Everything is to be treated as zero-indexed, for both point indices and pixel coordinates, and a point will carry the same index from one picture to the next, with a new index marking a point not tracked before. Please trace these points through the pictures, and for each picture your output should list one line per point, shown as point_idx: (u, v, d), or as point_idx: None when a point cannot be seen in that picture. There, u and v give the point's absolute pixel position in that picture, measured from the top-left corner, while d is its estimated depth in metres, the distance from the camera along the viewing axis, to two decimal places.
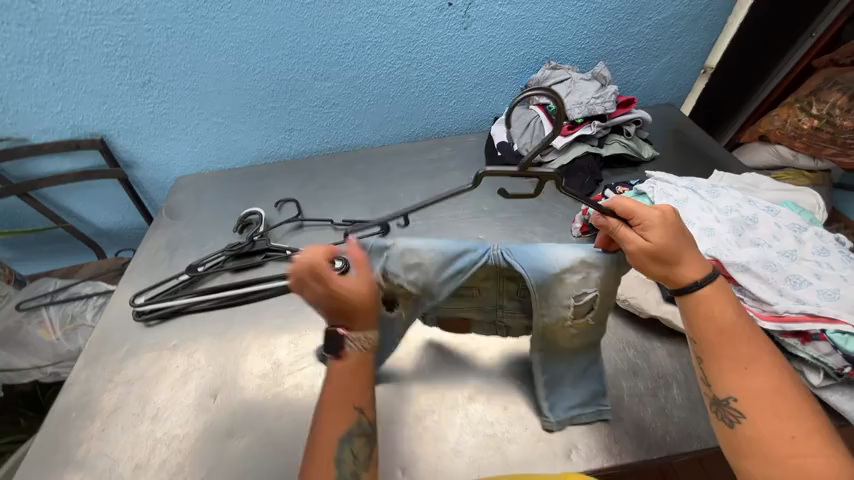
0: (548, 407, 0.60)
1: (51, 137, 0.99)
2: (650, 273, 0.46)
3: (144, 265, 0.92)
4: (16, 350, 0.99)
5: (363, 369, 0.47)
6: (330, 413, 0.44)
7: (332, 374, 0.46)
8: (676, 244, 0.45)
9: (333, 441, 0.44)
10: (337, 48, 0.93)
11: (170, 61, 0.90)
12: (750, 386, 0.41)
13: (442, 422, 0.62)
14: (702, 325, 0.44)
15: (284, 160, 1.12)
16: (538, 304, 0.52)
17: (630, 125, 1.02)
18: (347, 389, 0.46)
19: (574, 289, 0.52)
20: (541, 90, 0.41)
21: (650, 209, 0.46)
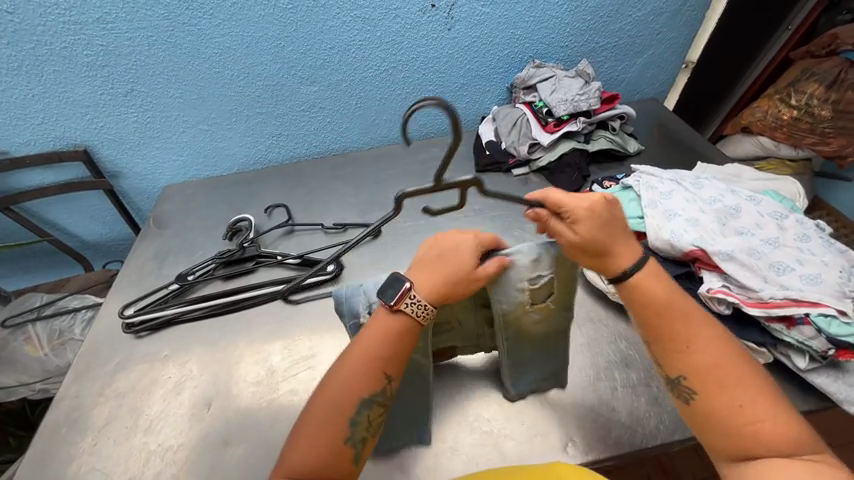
0: (510, 383, 0.62)
1: (33, 150, 0.97)
2: (583, 263, 0.48)
3: (132, 276, 0.91)
4: (3, 368, 0.97)
5: (407, 336, 0.47)
6: (357, 374, 0.45)
7: (369, 333, 0.46)
8: (607, 235, 0.46)
9: (354, 403, 0.44)
10: (322, 52, 0.93)
11: (152, 70, 0.90)
12: (696, 362, 0.42)
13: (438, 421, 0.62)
14: (642, 308, 0.45)
15: (272, 165, 1.12)
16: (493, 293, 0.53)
17: (615, 120, 1.04)
18: (374, 358, 0.45)
19: (529, 272, 0.52)
20: (431, 100, 0.38)
21: (578, 201, 0.46)
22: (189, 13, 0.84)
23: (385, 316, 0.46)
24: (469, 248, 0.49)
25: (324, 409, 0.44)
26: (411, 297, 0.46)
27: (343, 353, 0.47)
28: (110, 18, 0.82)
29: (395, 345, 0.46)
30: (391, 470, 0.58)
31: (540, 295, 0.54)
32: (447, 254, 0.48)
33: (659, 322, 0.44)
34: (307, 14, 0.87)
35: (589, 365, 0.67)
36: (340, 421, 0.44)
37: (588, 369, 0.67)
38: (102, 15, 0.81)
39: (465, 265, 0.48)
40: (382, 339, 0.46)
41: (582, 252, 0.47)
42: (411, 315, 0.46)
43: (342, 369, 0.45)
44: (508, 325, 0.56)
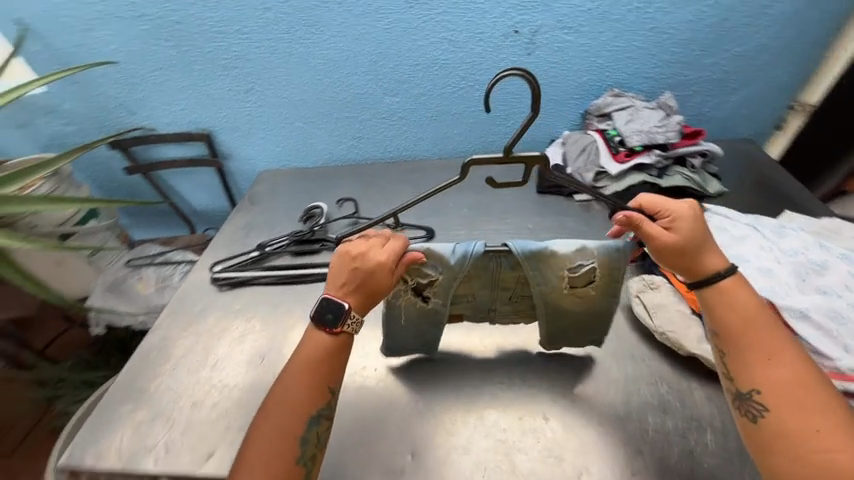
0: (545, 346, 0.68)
1: (172, 129, 1.21)
2: (676, 267, 0.49)
3: (224, 240, 1.08)
4: (120, 298, 1.20)
5: (343, 349, 0.53)
6: (304, 392, 0.50)
7: (308, 347, 0.52)
8: (700, 240, 0.48)
9: (302, 421, 0.50)
10: (408, 69, 1.03)
11: (269, 73, 1.07)
12: (773, 378, 0.44)
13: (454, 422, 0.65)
14: (721, 317, 0.47)
15: (350, 164, 1.25)
16: (532, 273, 0.59)
17: (696, 157, 0.98)
18: (315, 376, 0.51)
19: (569, 261, 0.59)
20: (516, 69, 0.45)
21: (677, 204, 0.49)
22: (306, 29, 1.00)
23: (326, 336, 0.52)
24: (381, 261, 0.51)
25: (273, 425, 0.50)
26: (351, 322, 0.51)
27: (284, 374, 0.52)
28: (247, 30, 1.01)
29: (334, 359, 0.52)
30: (403, 452, 0.62)
31: (581, 281, 0.60)
32: (362, 270, 0.51)
33: (737, 333, 0.46)
34: (401, 34, 0.98)
35: (622, 400, 0.64)
36: (289, 440, 0.49)
37: (618, 405, 0.64)
38: (241, 27, 1.01)
39: (381, 280, 0.51)
40: (322, 356, 0.52)
41: (673, 254, 0.49)
42: (350, 330, 0.51)
43: (287, 389, 0.51)
44: (546, 303, 0.62)
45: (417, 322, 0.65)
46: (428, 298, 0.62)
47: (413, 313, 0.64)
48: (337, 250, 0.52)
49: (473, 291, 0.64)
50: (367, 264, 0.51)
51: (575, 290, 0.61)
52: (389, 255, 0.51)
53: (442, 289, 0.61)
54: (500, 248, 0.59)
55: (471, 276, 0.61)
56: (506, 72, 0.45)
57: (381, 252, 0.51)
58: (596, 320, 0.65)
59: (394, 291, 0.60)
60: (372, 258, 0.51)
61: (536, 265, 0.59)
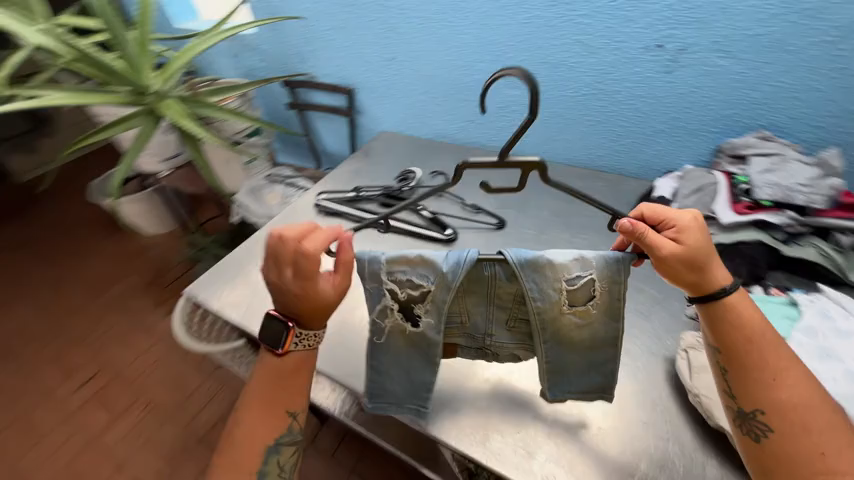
0: (548, 388, 0.65)
1: (327, 79, 1.47)
2: (682, 279, 0.50)
3: (334, 178, 1.30)
4: (256, 200, 1.55)
5: (297, 386, 0.65)
6: (259, 426, 0.62)
7: (261, 382, 0.63)
8: (707, 253, 0.49)
9: (263, 447, 0.63)
10: (534, 65, 1.05)
11: (412, 48, 1.21)
12: (775, 400, 0.48)
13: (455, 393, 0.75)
14: (730, 337, 0.50)
15: (455, 144, 1.34)
16: (530, 284, 0.58)
17: (847, 235, 0.80)
18: (273, 409, 0.63)
19: (568, 272, 0.58)
20: (512, 70, 0.49)
21: (682, 213, 0.50)
22: (452, 12, 1.09)
23: (277, 359, 0.63)
24: (303, 281, 0.55)
25: (234, 456, 0.61)
26: (295, 343, 0.62)
27: (239, 417, 0.63)
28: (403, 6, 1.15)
29: (288, 385, 0.64)
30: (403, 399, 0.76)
31: (581, 297, 0.59)
32: (297, 298, 0.58)
33: (742, 353, 0.50)
34: (537, 30, 1.00)
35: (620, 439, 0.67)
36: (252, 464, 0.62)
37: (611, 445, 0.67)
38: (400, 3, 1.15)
39: (319, 292, 0.58)
40: (272, 386, 0.63)
41: (683, 267, 0.49)
42: (301, 350, 0.63)
43: (242, 427, 0.62)
44: (545, 324, 0.60)
45: (403, 349, 0.67)
46: (417, 321, 0.64)
47: (401, 339, 0.66)
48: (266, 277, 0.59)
49: (465, 310, 0.64)
50: (291, 283, 0.56)
51: (578, 311, 0.60)
52: (309, 269, 0.54)
53: (431, 308, 0.61)
54: (495, 254, 0.59)
55: (467, 289, 0.63)
56: (504, 72, 0.49)
57: (298, 272, 0.55)
58: (597, 343, 0.63)
59: (383, 308, 0.63)
60: (295, 275, 0.55)
61: (531, 275, 0.57)
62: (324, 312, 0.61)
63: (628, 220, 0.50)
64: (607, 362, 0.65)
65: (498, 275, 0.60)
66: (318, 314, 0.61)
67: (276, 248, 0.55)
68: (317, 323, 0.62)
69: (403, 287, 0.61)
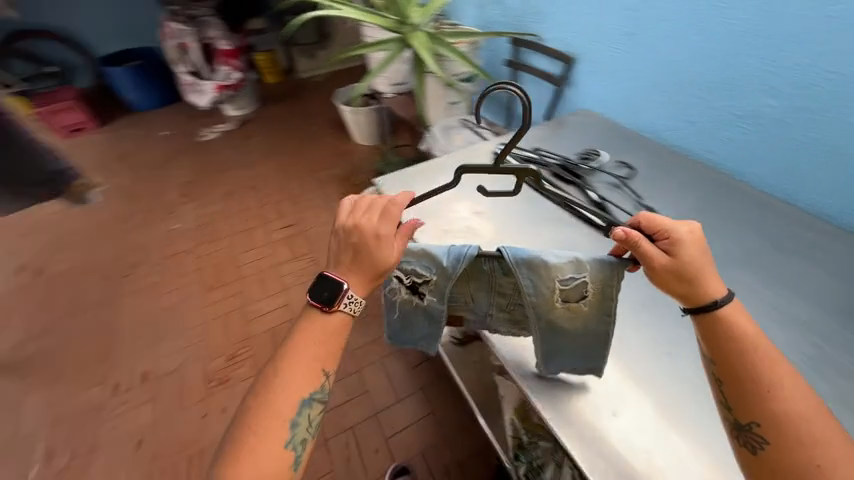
0: (543, 364, 0.81)
1: (554, 44, 1.55)
2: (676, 290, 0.55)
3: (518, 137, 1.38)
4: (444, 137, 1.73)
5: (336, 338, 0.63)
6: (298, 380, 0.60)
7: (304, 326, 0.62)
8: (697, 263, 0.54)
9: (297, 402, 0.60)
10: (806, 74, 0.97)
11: (660, 28, 1.21)
12: (766, 415, 0.49)
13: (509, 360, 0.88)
14: (719, 345, 0.53)
15: (658, 139, 1.34)
16: (529, 279, 0.75)
17: None
18: (315, 360, 0.61)
19: (563, 274, 0.74)
20: (504, 84, 0.61)
21: (678, 225, 0.56)
22: None
23: (323, 315, 0.62)
24: (392, 229, 0.60)
25: (267, 406, 0.58)
26: (346, 300, 0.60)
27: (277, 365, 0.60)
28: None
29: (332, 337, 0.62)
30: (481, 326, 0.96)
31: (574, 295, 0.75)
32: (360, 249, 0.61)
33: (734, 362, 0.51)
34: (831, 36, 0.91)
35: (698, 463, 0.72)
36: (282, 423, 0.58)
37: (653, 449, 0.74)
38: None
39: (386, 250, 0.61)
40: (317, 338, 0.62)
41: (673, 276, 0.55)
42: (350, 311, 0.62)
43: (284, 364, 0.60)
44: (541, 313, 0.78)
45: (410, 315, 0.87)
46: (423, 297, 0.83)
47: (408, 309, 0.87)
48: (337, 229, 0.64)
49: (470, 292, 0.83)
50: (372, 229, 0.60)
51: (574, 306, 0.76)
52: (395, 217, 0.61)
53: (432, 291, 0.81)
54: (492, 253, 0.77)
55: (468, 279, 0.82)
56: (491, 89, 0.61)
57: (384, 218, 0.61)
58: (590, 336, 0.78)
59: (393, 287, 0.85)
60: (379, 222, 0.61)
61: (526, 272, 0.75)
62: (376, 277, 0.63)
63: (622, 229, 0.58)
64: (600, 352, 0.78)
65: (495, 271, 0.79)
66: (375, 275, 0.62)
67: (365, 198, 0.64)
68: (365, 288, 0.62)
69: (413, 269, 0.81)
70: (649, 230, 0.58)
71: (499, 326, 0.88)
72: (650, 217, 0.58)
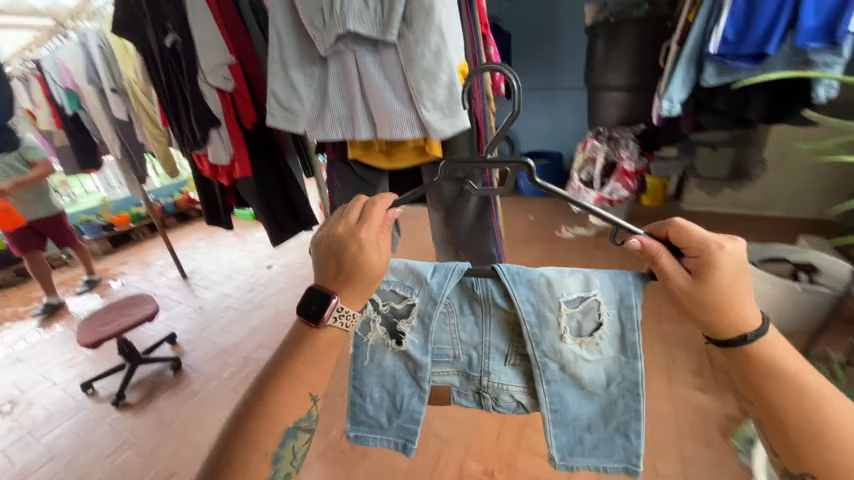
0: (553, 450, 0.88)
1: None
2: (705, 322, 0.60)
3: None
4: None
5: (335, 349, 0.71)
6: (284, 413, 0.66)
7: (289, 364, 0.67)
8: (725, 288, 0.58)
9: (278, 435, 0.66)
10: None
11: None
12: (819, 462, 0.55)
13: (517, 409, 0.95)
14: (748, 381, 0.59)
15: None
16: (543, 325, 0.84)
17: None
18: (303, 387, 0.68)
19: (574, 308, 0.83)
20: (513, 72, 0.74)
21: (705, 244, 0.59)
22: None
23: (314, 332, 0.69)
24: (374, 233, 0.69)
25: (247, 447, 0.64)
26: (334, 311, 0.67)
27: (262, 395, 0.66)
28: None
29: (320, 366, 0.69)
30: None
31: (589, 331, 0.82)
32: (349, 256, 0.69)
33: (770, 402, 0.57)
34: None
35: None
36: (260, 458, 0.65)
37: None
38: None
39: (371, 257, 0.70)
40: (309, 364, 0.68)
41: (700, 309, 0.59)
42: (341, 323, 0.69)
43: (273, 401, 0.66)
44: (554, 362, 0.84)
45: (377, 355, 0.96)
46: (403, 339, 0.93)
47: (379, 348, 0.95)
48: (318, 244, 0.72)
49: (454, 326, 0.94)
50: (349, 234, 0.70)
51: (586, 345, 0.82)
52: (372, 223, 0.70)
53: (415, 323, 0.93)
54: (491, 269, 0.88)
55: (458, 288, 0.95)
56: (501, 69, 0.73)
57: (361, 224, 0.70)
58: (610, 382, 0.83)
59: (366, 325, 0.95)
60: (356, 231, 0.69)
61: (527, 297, 0.85)
62: (364, 290, 0.71)
63: (644, 243, 0.64)
64: (615, 401, 0.84)
65: (496, 299, 0.91)
66: (363, 285, 0.70)
67: (341, 215, 0.73)
68: (353, 300, 0.70)
69: (394, 297, 0.92)
70: (680, 245, 0.62)
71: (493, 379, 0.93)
72: (685, 224, 0.61)
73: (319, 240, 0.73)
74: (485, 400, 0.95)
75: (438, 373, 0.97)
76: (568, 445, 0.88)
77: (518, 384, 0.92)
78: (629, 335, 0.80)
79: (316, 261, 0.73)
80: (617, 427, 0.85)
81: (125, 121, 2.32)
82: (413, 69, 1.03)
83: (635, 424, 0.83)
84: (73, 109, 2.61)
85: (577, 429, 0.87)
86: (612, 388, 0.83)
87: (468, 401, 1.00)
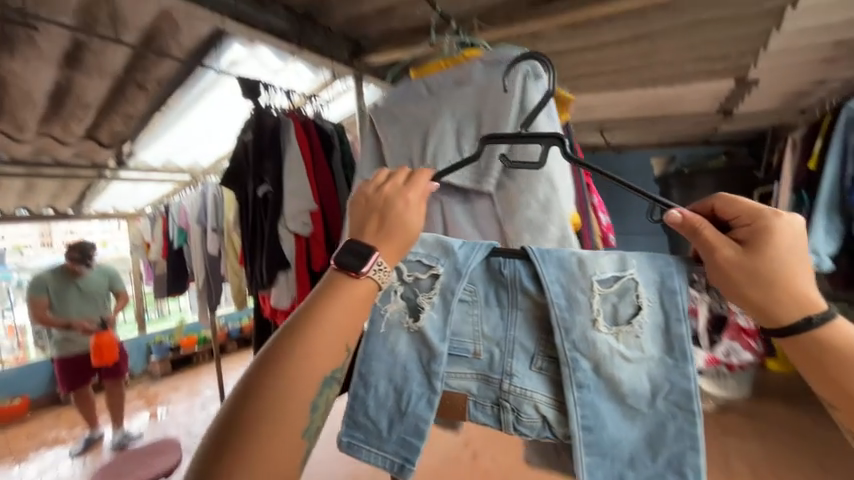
0: None
1: None
2: (750, 301, 0.49)
3: None
4: None
5: (366, 297, 0.53)
6: (317, 354, 0.49)
7: (329, 299, 0.51)
8: (786, 264, 0.48)
9: (312, 388, 0.48)
10: None
11: None
12: None
13: (543, 434, 0.71)
14: (810, 365, 0.47)
15: None
16: (578, 303, 0.69)
17: None
18: (342, 325, 0.51)
19: (608, 286, 0.69)
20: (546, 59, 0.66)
21: (755, 213, 0.51)
22: None
23: (350, 280, 0.52)
24: (421, 192, 0.59)
25: (274, 397, 0.46)
26: (374, 263, 0.52)
27: (293, 328, 0.49)
28: None
29: (357, 310, 0.52)
30: None
31: (624, 316, 0.67)
32: (392, 210, 0.57)
33: (835, 384, 0.46)
34: None
35: None
36: (281, 415, 0.46)
37: None
38: None
39: (411, 214, 0.58)
40: (345, 303, 0.51)
41: (745, 282, 0.49)
42: (371, 278, 0.52)
43: (305, 343, 0.48)
44: (592, 353, 0.66)
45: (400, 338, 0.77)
46: (421, 314, 0.77)
47: (396, 325, 0.77)
48: (356, 196, 0.60)
49: (477, 316, 0.77)
50: (393, 191, 0.59)
51: (626, 339, 0.66)
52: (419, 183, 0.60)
53: (437, 300, 0.76)
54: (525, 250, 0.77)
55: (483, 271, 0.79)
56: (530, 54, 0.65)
57: (408, 186, 0.60)
58: (655, 394, 0.63)
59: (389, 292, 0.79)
60: (404, 187, 0.59)
61: (556, 275, 0.71)
62: (406, 243, 0.57)
63: (683, 215, 0.56)
64: (663, 422, 0.63)
65: (526, 282, 0.75)
66: (405, 237, 0.57)
67: (383, 173, 0.62)
68: (389, 258, 0.55)
69: (414, 269, 0.78)
70: (728, 217, 0.55)
71: (518, 386, 0.72)
72: (730, 195, 0.55)
73: (358, 191, 0.60)
74: (508, 416, 0.72)
75: (452, 376, 0.77)
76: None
77: (548, 399, 0.71)
78: (674, 325, 0.64)
79: (349, 218, 0.59)
80: (670, 460, 0.61)
81: (214, 256, 2.53)
82: (514, 219, 0.88)
83: (692, 457, 0.60)
84: (179, 244, 2.97)
85: (619, 464, 0.63)
86: (659, 402, 0.63)
87: (486, 419, 0.75)
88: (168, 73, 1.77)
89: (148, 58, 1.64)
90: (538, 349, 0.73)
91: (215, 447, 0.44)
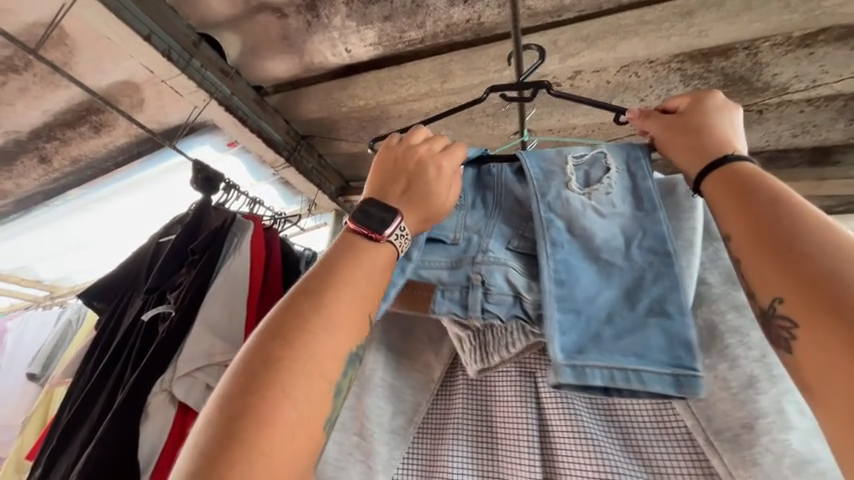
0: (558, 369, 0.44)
1: None
2: (685, 153, 0.50)
3: None
4: None
5: (388, 269, 0.50)
6: (333, 329, 0.45)
7: (346, 266, 0.48)
8: (707, 122, 0.50)
9: (330, 366, 0.44)
10: None
11: None
12: (797, 277, 0.36)
13: (513, 313, 0.51)
14: (719, 186, 0.45)
15: None
16: (554, 167, 0.55)
17: None
18: (360, 302, 0.47)
19: (585, 158, 0.56)
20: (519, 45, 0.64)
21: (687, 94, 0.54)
22: None
23: (368, 245, 0.50)
24: (456, 163, 0.56)
25: (285, 384, 0.41)
26: (398, 226, 0.50)
27: (305, 308, 0.45)
28: None
29: (375, 285, 0.49)
30: None
31: (595, 173, 0.55)
32: (415, 177, 0.55)
33: (738, 197, 0.43)
34: None
35: None
36: (295, 399, 0.41)
37: None
38: None
39: (444, 185, 0.55)
40: (356, 273, 0.48)
41: (677, 140, 0.51)
42: (393, 246, 0.50)
43: (318, 318, 0.44)
44: (565, 217, 0.52)
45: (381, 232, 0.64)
46: None
47: None
48: (380, 155, 0.58)
49: (458, 211, 0.57)
50: (423, 158, 0.56)
51: (599, 196, 0.53)
52: (457, 156, 0.56)
53: None
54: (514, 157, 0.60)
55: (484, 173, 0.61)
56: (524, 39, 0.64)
57: (444, 152, 0.57)
58: (629, 244, 0.49)
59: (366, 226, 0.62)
60: (438, 156, 0.56)
61: (536, 161, 0.56)
62: (431, 215, 0.54)
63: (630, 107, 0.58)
64: (643, 271, 0.48)
65: (507, 177, 0.59)
66: (428, 208, 0.53)
67: (420, 135, 0.59)
68: (415, 223, 0.53)
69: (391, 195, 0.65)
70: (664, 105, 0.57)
71: (493, 257, 0.52)
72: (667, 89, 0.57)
73: (388, 149, 0.59)
74: (476, 295, 0.51)
75: (424, 263, 0.54)
76: (579, 342, 0.46)
77: (521, 270, 0.53)
78: (683, 198, 0.52)
79: (375, 175, 0.58)
80: (654, 305, 0.46)
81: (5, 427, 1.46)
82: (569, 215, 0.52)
83: (676, 296, 0.45)
84: None
85: (595, 322, 0.47)
86: (634, 252, 0.49)
87: (454, 307, 0.52)
88: (93, 153, 1.36)
89: (74, 128, 1.26)
90: (514, 227, 0.56)
91: (215, 444, 0.38)
